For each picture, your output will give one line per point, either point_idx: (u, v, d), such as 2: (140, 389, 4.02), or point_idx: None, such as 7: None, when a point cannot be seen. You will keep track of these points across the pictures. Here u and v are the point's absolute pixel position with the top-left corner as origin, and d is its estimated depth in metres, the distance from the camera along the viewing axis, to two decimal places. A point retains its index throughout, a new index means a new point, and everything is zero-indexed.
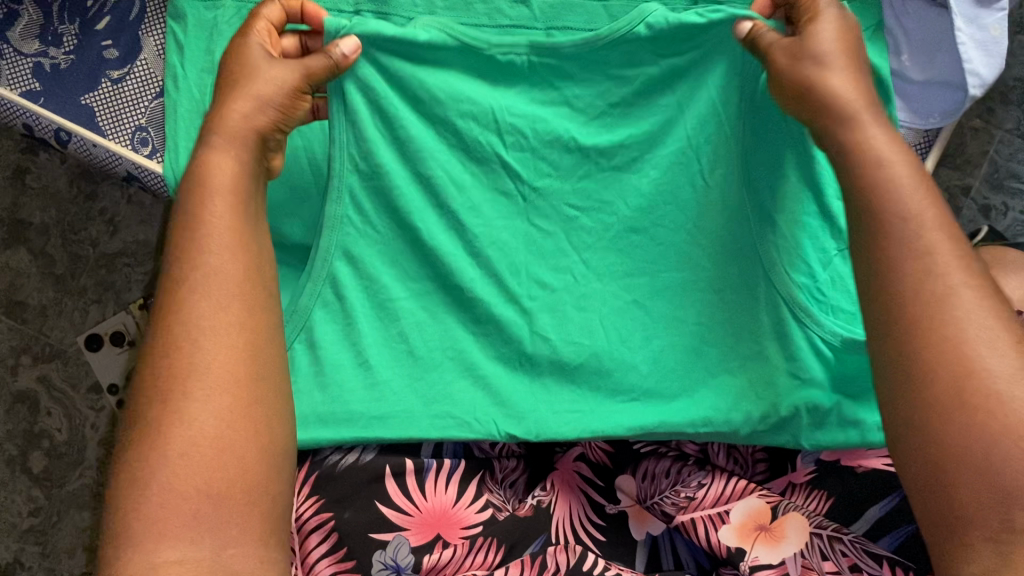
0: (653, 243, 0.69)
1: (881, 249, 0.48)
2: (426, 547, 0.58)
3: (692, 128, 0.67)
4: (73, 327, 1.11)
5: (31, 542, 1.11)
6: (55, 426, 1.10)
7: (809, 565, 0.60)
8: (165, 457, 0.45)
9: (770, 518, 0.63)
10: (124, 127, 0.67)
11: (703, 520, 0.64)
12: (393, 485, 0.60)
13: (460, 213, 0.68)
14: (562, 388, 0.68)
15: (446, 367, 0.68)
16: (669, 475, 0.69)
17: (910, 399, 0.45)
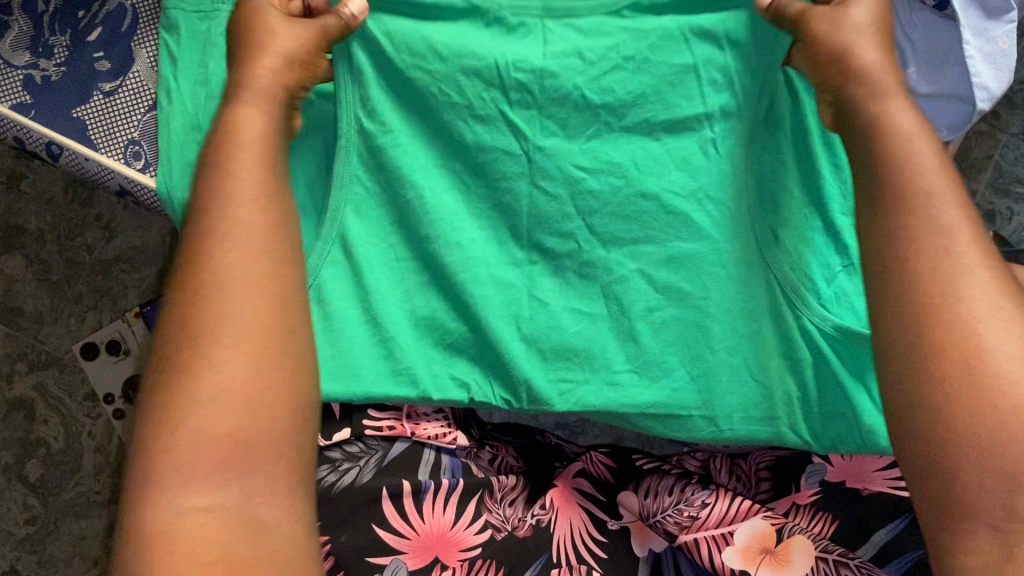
0: (664, 211, 0.65)
1: (900, 225, 0.45)
2: (426, 570, 0.57)
3: (706, 96, 0.65)
4: (69, 333, 1.09)
5: (28, 551, 1.08)
6: (51, 434, 1.08)
7: None
8: (174, 430, 0.41)
9: (775, 540, 0.61)
10: (117, 139, 0.66)
11: (707, 541, 0.62)
12: (390, 508, 0.59)
13: (465, 175, 0.67)
14: (558, 361, 0.66)
15: (454, 330, 0.67)
16: (672, 493, 0.67)
17: (908, 373, 0.41)
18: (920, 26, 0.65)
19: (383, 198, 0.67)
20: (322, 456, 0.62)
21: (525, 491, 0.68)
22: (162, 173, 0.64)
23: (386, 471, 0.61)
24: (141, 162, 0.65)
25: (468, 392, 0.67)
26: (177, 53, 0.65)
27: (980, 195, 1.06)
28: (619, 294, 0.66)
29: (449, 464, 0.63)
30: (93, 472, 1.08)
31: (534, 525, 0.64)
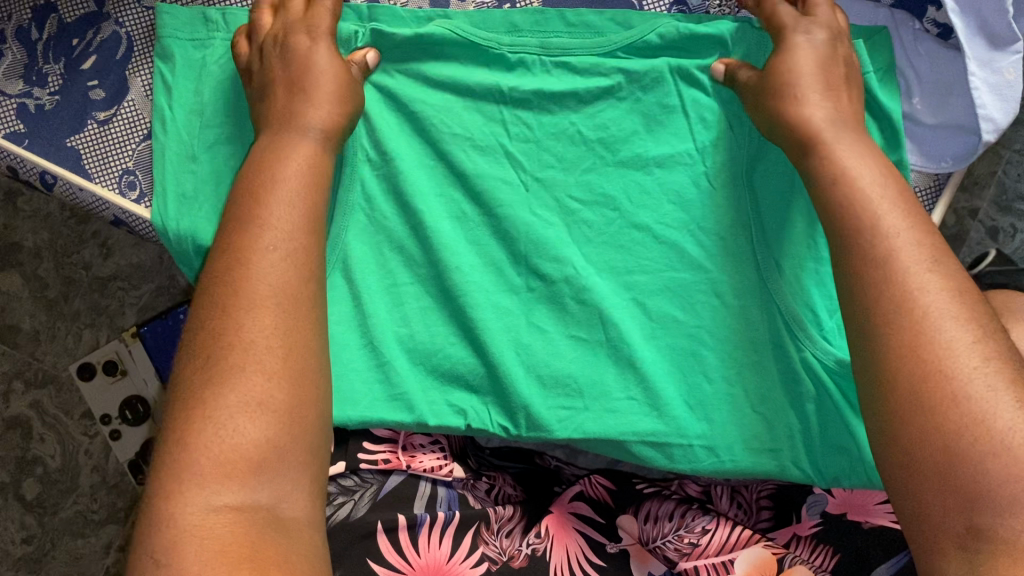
0: (658, 241, 0.67)
1: (868, 267, 0.48)
2: None
3: (701, 130, 0.68)
4: (67, 351, 1.09)
5: (24, 570, 1.09)
6: (48, 453, 1.09)
7: None
8: (211, 428, 0.42)
9: (775, 570, 0.61)
10: (111, 169, 0.66)
11: (707, 570, 0.63)
12: (384, 541, 0.58)
13: (465, 205, 0.68)
14: (556, 388, 0.65)
15: (450, 353, 0.66)
16: (672, 519, 0.68)
17: (883, 407, 0.44)
18: (924, 56, 0.68)
19: (384, 226, 0.68)
20: None
21: (523, 520, 0.67)
22: (157, 204, 0.63)
23: (381, 504, 0.60)
24: (136, 192, 0.65)
25: (464, 418, 0.65)
26: (172, 82, 0.65)
27: (983, 212, 1.07)
28: (616, 321, 0.65)
29: (446, 496, 0.63)
30: (90, 491, 1.08)
31: (531, 555, 0.64)
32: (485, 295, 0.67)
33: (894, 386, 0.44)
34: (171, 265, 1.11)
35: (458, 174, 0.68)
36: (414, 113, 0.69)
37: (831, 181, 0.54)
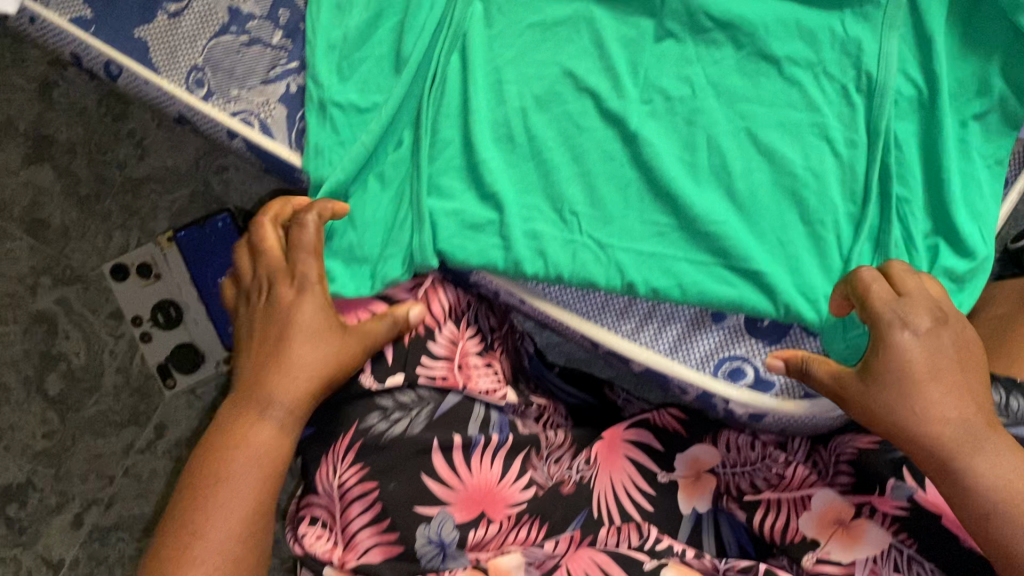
0: (744, 164, 0.60)
1: (926, 430, 0.50)
2: (471, 523, 0.57)
3: (795, 47, 0.60)
4: (95, 250, 1.08)
5: (44, 465, 1.07)
6: (73, 350, 1.07)
7: (877, 571, 0.57)
8: (283, 390, 0.53)
9: (852, 514, 0.60)
10: (179, 64, 0.63)
11: (788, 504, 0.63)
12: (439, 460, 0.58)
13: (526, 109, 0.61)
14: (612, 301, 0.62)
15: (514, 241, 0.59)
16: (756, 450, 0.67)
17: (933, 424, 0.50)
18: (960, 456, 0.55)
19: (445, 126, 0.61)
20: (373, 402, 0.59)
21: (573, 445, 0.66)
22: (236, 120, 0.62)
23: (439, 423, 0.59)
24: (204, 90, 0.62)
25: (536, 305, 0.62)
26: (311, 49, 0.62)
27: None
28: (704, 231, 0.59)
29: (498, 421, 0.61)
30: (113, 391, 1.07)
31: (579, 481, 0.65)
32: (566, 199, 0.60)
33: (945, 468, 0.49)
34: (207, 171, 1.08)
35: (525, 80, 0.62)
36: (479, 22, 0.63)
37: (901, 371, 0.51)
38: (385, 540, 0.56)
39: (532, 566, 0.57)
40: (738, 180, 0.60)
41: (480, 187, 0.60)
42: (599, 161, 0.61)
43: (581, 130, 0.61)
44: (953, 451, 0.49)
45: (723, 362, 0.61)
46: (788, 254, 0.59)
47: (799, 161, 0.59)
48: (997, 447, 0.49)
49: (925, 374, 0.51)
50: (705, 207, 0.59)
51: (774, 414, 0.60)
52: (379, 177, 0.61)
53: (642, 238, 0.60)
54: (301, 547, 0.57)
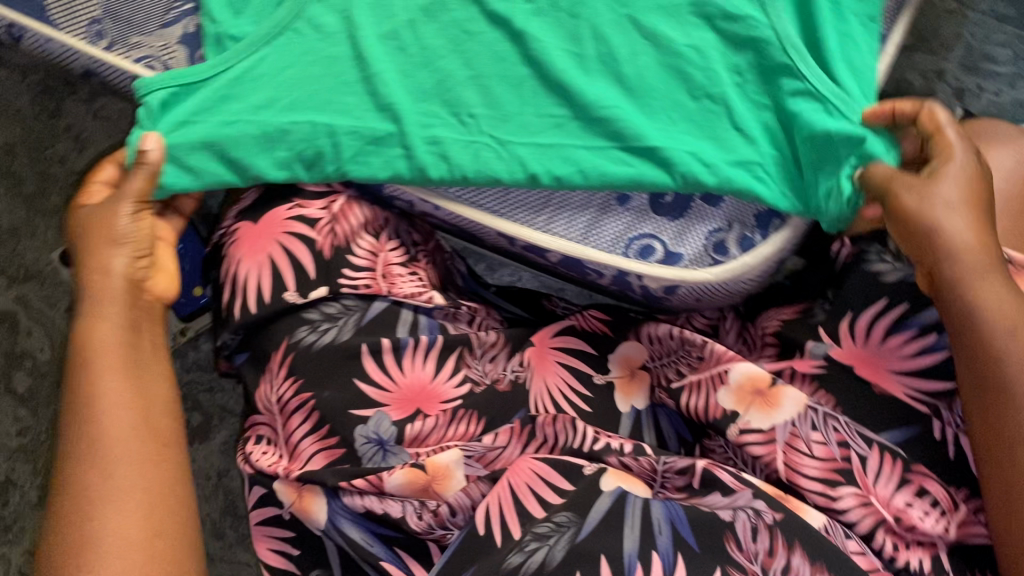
0: (629, 48, 0.62)
1: (947, 233, 0.52)
2: (408, 419, 0.57)
3: None
4: (46, 246, 1.08)
5: None
6: (36, 346, 1.06)
7: (797, 434, 0.58)
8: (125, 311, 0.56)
9: (769, 383, 0.60)
10: (78, 18, 0.64)
11: (706, 383, 0.63)
12: (370, 363, 0.58)
13: (416, 25, 0.64)
14: (520, 196, 0.64)
15: (416, 149, 0.61)
16: (675, 336, 0.67)
17: (950, 238, 0.52)
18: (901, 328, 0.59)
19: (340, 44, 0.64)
20: (298, 317, 0.59)
21: (508, 346, 0.67)
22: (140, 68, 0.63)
23: (366, 329, 0.59)
24: (105, 41, 0.64)
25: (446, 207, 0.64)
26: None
27: (949, 73, 1.00)
28: (598, 116, 0.61)
29: (427, 324, 0.61)
30: None
31: (514, 381, 0.66)
32: (463, 101, 0.62)
33: (954, 277, 0.52)
34: None
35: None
36: None
37: (951, 195, 0.53)
38: (325, 446, 0.57)
39: (473, 461, 0.56)
40: (624, 65, 0.62)
41: (376, 98, 0.62)
42: (491, 62, 0.63)
43: (470, 35, 0.63)
44: (963, 257, 0.52)
45: (632, 242, 0.63)
46: (680, 131, 0.61)
47: (681, 40, 0.61)
48: (999, 282, 0.51)
49: (961, 199, 0.53)
50: (594, 92, 0.61)
51: (686, 284, 0.63)
52: (280, 104, 0.62)
53: (539, 134, 0.62)
54: (250, 467, 0.59)
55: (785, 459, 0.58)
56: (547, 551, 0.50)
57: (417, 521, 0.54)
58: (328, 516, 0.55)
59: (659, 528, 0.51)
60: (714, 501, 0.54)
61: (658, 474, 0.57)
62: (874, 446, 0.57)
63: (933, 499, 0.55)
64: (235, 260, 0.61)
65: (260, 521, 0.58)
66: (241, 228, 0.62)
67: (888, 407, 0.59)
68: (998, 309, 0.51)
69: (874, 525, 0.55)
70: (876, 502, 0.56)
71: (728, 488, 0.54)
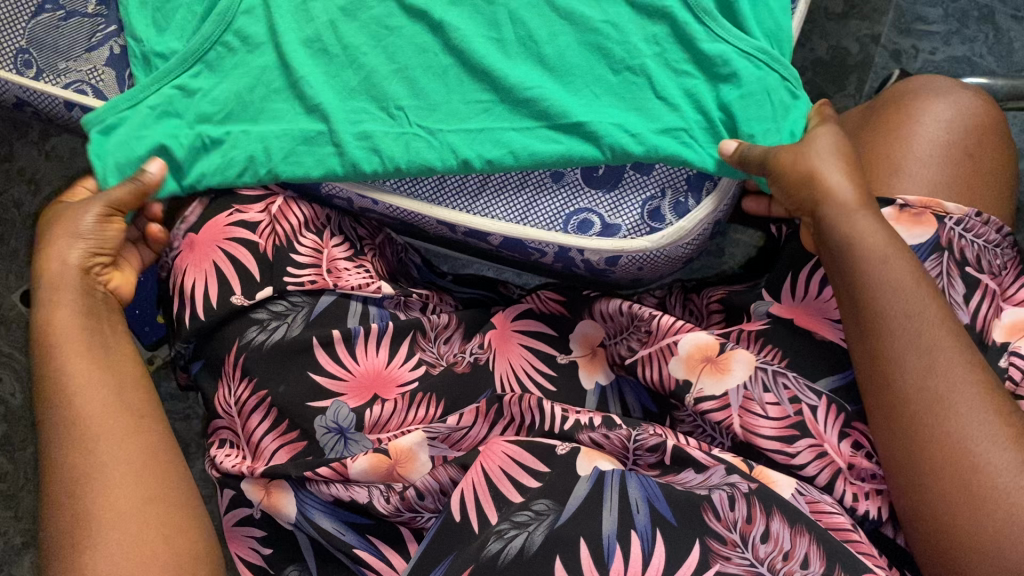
0: (547, 29, 0.63)
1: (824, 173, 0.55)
2: (365, 406, 0.58)
3: None
4: (9, 289, 1.06)
5: None
6: (7, 392, 1.05)
7: (750, 396, 0.57)
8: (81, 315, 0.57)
9: (718, 350, 0.59)
10: (4, 49, 0.65)
11: (655, 356, 0.62)
12: (324, 355, 0.59)
13: (338, 27, 0.65)
14: (454, 180, 0.65)
15: (349, 147, 0.63)
16: (625, 312, 0.66)
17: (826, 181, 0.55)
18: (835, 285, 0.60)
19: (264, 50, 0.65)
20: (249, 318, 0.60)
21: (461, 328, 0.68)
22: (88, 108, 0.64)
23: (315, 323, 0.60)
24: (34, 69, 0.65)
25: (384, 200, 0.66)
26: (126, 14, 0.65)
27: (884, 37, 1.01)
28: (523, 98, 0.63)
29: (378, 313, 0.62)
30: None
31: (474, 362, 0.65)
32: (390, 96, 0.64)
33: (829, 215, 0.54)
34: None
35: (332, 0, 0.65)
36: None
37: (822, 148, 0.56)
38: (287, 440, 0.58)
39: (438, 441, 0.57)
40: (544, 46, 0.63)
41: (304, 102, 0.64)
42: (415, 57, 0.64)
43: (390, 31, 0.65)
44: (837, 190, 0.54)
45: (571, 217, 0.64)
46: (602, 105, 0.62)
47: (597, 16, 0.63)
48: (873, 217, 0.53)
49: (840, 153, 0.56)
50: (517, 73, 0.63)
51: (627, 253, 0.64)
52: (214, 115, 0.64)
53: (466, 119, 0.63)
54: (217, 470, 0.59)
55: (740, 422, 0.57)
56: (526, 536, 0.49)
57: (384, 504, 0.55)
58: (297, 508, 0.56)
59: (638, 507, 0.50)
60: (688, 478, 0.54)
61: (630, 451, 0.56)
62: (824, 397, 0.57)
63: (872, 448, 0.56)
64: (181, 270, 0.62)
65: (235, 522, 0.59)
66: (183, 238, 0.63)
67: (830, 355, 0.59)
68: (874, 237, 0.52)
69: (831, 475, 0.55)
70: (829, 451, 0.55)
71: (701, 465, 0.54)
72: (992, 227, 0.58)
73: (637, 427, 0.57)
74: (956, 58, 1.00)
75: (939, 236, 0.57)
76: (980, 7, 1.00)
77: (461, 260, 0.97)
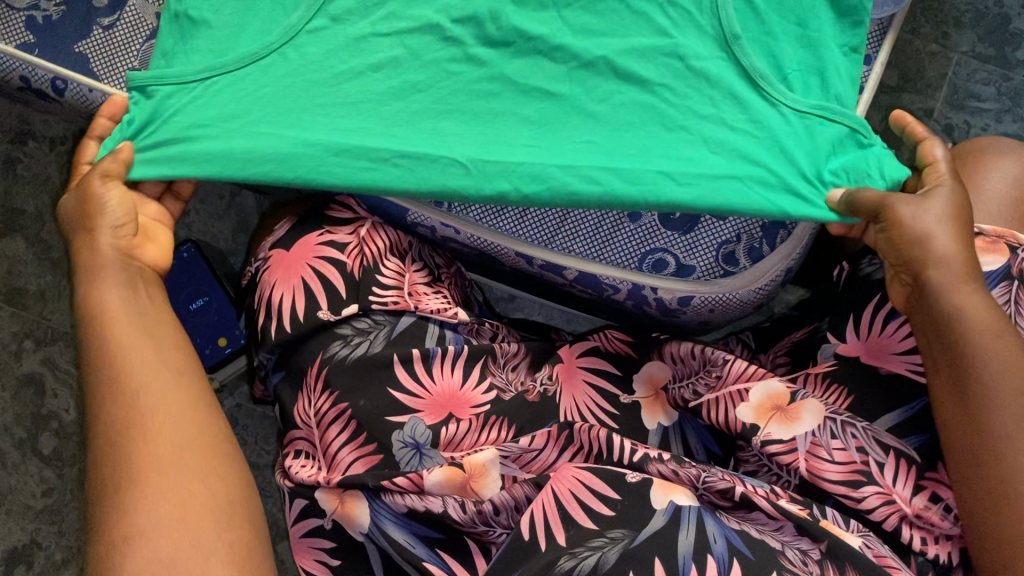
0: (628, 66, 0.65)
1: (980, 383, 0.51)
2: (441, 424, 0.60)
3: None
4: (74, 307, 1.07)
5: (47, 522, 1.03)
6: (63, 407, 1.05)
7: (818, 443, 0.58)
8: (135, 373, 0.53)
9: (788, 401, 0.59)
10: (118, 69, 0.70)
11: (724, 399, 0.61)
12: (403, 372, 0.61)
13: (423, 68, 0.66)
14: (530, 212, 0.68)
15: (435, 163, 0.64)
16: (695, 357, 0.65)
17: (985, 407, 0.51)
18: None
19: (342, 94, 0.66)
20: (332, 333, 0.62)
21: (529, 358, 0.68)
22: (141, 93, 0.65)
23: (397, 341, 0.62)
24: None
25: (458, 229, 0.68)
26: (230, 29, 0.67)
27: (937, 111, 1.04)
28: (586, 138, 0.64)
29: (453, 337, 0.65)
30: None
31: (543, 393, 0.65)
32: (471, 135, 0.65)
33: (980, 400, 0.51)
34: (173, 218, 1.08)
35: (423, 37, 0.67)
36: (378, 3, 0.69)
37: (990, 336, 0.52)
38: (364, 452, 0.59)
39: (510, 460, 0.58)
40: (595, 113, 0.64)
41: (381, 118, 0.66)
42: (479, 102, 0.66)
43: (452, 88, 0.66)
44: (972, 348, 0.52)
45: (646, 255, 0.67)
46: None
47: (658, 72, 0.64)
48: (982, 293, 0.54)
49: (951, 218, 0.56)
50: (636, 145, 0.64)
51: (700, 294, 0.67)
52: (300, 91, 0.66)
53: (538, 147, 0.64)
54: (289, 480, 0.60)
55: (807, 466, 0.57)
56: (600, 556, 0.50)
57: (460, 513, 0.55)
58: (371, 518, 0.56)
59: (715, 539, 0.51)
60: (760, 521, 0.55)
61: (698, 488, 0.56)
62: (891, 453, 0.57)
63: (947, 504, 0.55)
64: (269, 285, 0.65)
65: (304, 532, 0.59)
66: (273, 256, 0.66)
67: (893, 389, 0.60)
68: (1003, 374, 0.51)
69: (898, 521, 0.55)
70: (897, 499, 0.55)
71: (771, 515, 0.54)
72: None
73: (706, 468, 0.57)
74: (1008, 135, 1.02)
75: (1011, 264, 0.57)
76: None
77: (513, 301, 0.99)
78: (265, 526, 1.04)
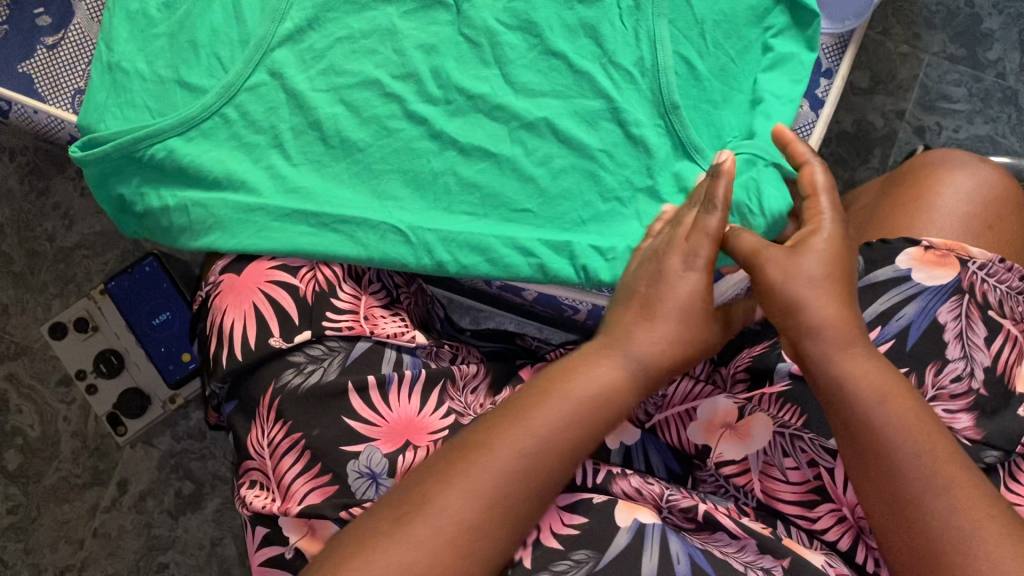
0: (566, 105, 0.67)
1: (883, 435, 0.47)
2: (397, 452, 0.58)
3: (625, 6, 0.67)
4: (37, 321, 1.05)
5: (13, 539, 1.01)
6: (27, 423, 1.03)
7: (771, 462, 0.57)
8: (528, 435, 0.48)
9: (736, 416, 0.59)
10: (63, 90, 0.71)
11: (673, 422, 0.61)
12: (357, 400, 0.59)
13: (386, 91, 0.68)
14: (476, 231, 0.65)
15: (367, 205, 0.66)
16: None
17: (879, 459, 0.47)
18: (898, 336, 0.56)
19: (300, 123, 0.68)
20: (285, 360, 0.61)
21: (488, 379, 0.66)
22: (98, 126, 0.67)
23: (351, 368, 0.61)
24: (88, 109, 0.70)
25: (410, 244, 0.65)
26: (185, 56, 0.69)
27: (908, 113, 1.03)
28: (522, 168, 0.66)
29: (411, 361, 0.63)
30: (71, 455, 1.02)
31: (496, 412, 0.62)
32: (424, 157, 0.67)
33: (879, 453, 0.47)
34: None
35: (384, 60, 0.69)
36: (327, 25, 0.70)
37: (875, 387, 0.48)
38: (318, 484, 0.57)
39: None
40: (536, 169, 0.66)
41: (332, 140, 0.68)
42: (420, 160, 0.67)
43: (392, 132, 0.67)
44: (864, 395, 0.48)
45: None
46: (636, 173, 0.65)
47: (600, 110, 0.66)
48: (869, 355, 0.50)
49: (823, 277, 0.52)
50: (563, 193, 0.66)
51: None
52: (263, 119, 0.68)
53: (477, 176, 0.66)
54: (247, 511, 0.58)
55: (762, 487, 0.57)
56: None
57: None
58: None
59: (678, 558, 0.50)
60: (721, 541, 0.53)
61: (662, 506, 0.55)
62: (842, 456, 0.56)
63: None
64: (220, 310, 0.63)
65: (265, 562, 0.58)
66: (223, 281, 0.64)
67: None
68: (897, 416, 0.47)
69: (852, 541, 0.54)
70: (849, 513, 0.55)
71: (733, 533, 0.53)
72: (1015, 275, 0.57)
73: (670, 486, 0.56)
74: (978, 137, 1.02)
75: (961, 279, 0.56)
76: (1004, 88, 1.01)
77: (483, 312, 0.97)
78: (235, 540, 1.01)
